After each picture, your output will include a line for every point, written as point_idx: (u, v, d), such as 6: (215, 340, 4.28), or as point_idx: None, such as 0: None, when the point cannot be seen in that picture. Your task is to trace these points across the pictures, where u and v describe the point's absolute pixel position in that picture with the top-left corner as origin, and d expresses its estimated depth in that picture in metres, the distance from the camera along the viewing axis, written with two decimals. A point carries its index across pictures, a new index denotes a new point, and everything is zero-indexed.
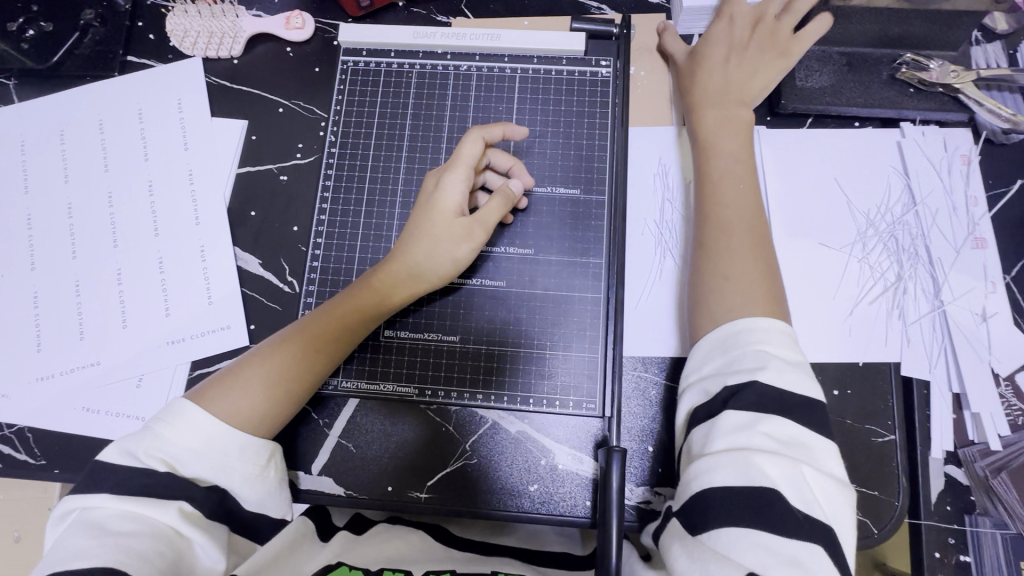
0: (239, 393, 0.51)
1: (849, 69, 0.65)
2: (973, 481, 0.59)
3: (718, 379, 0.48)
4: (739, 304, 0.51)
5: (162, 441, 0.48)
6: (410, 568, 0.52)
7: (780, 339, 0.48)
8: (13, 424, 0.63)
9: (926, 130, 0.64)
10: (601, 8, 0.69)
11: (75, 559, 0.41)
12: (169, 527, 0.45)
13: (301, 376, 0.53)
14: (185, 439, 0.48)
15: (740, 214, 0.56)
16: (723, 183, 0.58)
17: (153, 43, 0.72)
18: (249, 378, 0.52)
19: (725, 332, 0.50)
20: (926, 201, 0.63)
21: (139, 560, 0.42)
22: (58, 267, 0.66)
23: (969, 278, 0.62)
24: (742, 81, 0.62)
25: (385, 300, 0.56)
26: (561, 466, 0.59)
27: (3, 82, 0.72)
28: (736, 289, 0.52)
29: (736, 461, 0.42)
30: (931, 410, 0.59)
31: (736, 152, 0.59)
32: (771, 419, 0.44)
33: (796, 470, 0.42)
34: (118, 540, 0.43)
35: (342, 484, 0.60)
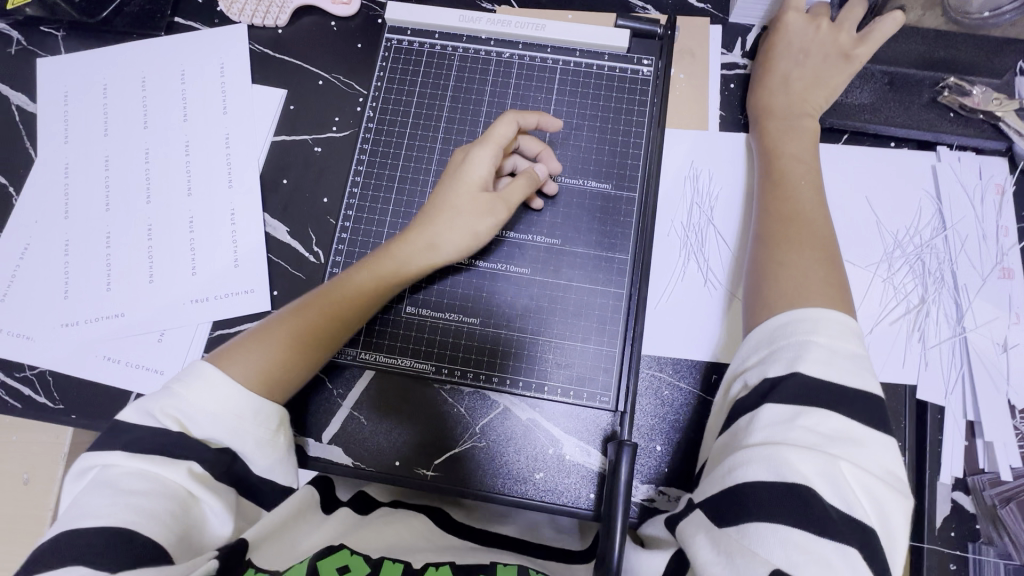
0: (251, 359, 0.52)
1: (890, 89, 0.65)
2: (980, 509, 0.58)
3: (762, 370, 0.48)
4: (804, 297, 0.50)
5: (179, 402, 0.48)
6: (409, 559, 0.49)
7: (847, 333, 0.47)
8: (35, 366, 0.64)
9: (962, 156, 0.64)
10: (646, 7, 0.70)
11: (91, 516, 0.42)
12: (182, 489, 0.46)
13: (310, 344, 0.54)
14: (203, 411, 0.48)
15: (817, 220, 0.56)
16: (796, 185, 0.58)
17: (201, 6, 0.73)
18: (262, 345, 0.53)
19: (781, 322, 0.49)
20: (956, 227, 0.63)
21: (151, 521, 0.42)
22: (91, 218, 0.68)
23: (993, 307, 0.61)
24: (805, 88, 0.62)
25: (401, 274, 0.56)
26: (568, 456, 0.59)
27: (53, 33, 0.74)
28: (802, 283, 0.52)
29: (767, 452, 0.42)
30: (943, 435, 0.59)
31: (801, 156, 0.60)
32: (808, 412, 0.44)
33: (834, 466, 0.41)
34: (132, 499, 0.43)
35: (349, 455, 0.61)
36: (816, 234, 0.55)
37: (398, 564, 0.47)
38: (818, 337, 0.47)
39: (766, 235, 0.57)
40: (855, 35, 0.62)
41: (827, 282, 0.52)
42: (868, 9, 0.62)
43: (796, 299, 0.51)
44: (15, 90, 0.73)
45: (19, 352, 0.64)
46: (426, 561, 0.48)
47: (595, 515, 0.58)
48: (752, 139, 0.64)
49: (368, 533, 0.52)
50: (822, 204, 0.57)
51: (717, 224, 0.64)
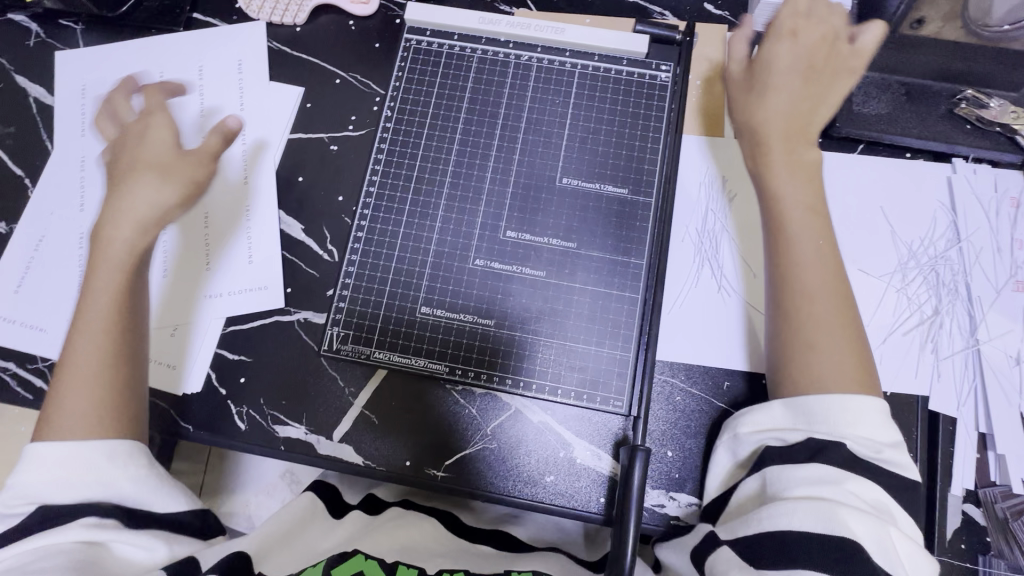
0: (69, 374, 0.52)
1: (907, 100, 0.65)
2: (990, 521, 0.58)
3: (792, 435, 0.49)
4: (828, 378, 0.49)
5: (29, 479, 0.49)
6: (423, 566, 0.52)
7: (875, 417, 0.48)
8: (48, 358, 0.64)
9: (977, 169, 0.64)
10: (664, 13, 0.70)
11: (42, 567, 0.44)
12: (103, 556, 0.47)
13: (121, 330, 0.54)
14: (46, 472, 0.48)
15: (815, 280, 0.52)
16: (803, 235, 0.53)
17: (219, 3, 0.74)
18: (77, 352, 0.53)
19: (802, 404, 0.49)
20: (971, 239, 0.63)
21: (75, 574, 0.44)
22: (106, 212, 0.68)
23: (1007, 320, 0.61)
24: (811, 110, 0.57)
25: (142, 228, 0.58)
26: (579, 460, 0.59)
27: (71, 26, 0.74)
28: (826, 360, 0.50)
29: (820, 507, 0.44)
30: (955, 447, 0.59)
31: (800, 209, 0.54)
32: (855, 478, 0.45)
33: (882, 528, 0.43)
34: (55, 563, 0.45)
35: (361, 454, 0.60)
36: (834, 293, 0.52)
37: (412, 570, 0.51)
38: (840, 418, 0.47)
39: (775, 298, 0.53)
40: (848, 41, 0.59)
41: (854, 357, 0.50)
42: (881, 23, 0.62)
43: (836, 379, 0.49)
44: (33, 83, 0.73)
45: (33, 343, 0.64)
46: (441, 567, 0.52)
47: (606, 519, 0.58)
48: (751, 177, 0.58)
49: (380, 536, 0.55)
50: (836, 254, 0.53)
51: (732, 232, 0.64)
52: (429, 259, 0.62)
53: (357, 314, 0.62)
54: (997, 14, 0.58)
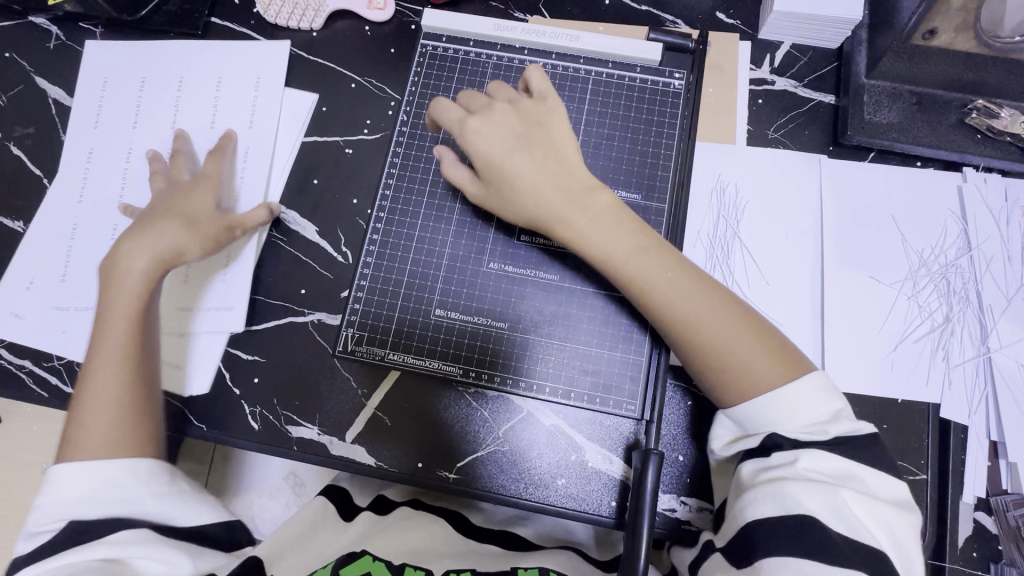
0: (91, 403, 0.54)
1: (918, 109, 0.66)
2: (1002, 529, 0.58)
3: (748, 442, 0.51)
4: (753, 379, 0.50)
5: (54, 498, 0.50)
6: (430, 566, 0.53)
7: (812, 396, 0.49)
8: (63, 356, 0.65)
9: (988, 178, 0.65)
10: (676, 22, 0.71)
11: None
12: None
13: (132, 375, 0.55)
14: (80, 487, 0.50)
15: (695, 305, 0.52)
16: (648, 280, 0.53)
17: (237, 8, 0.75)
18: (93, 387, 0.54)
19: (742, 418, 0.51)
20: (981, 247, 0.63)
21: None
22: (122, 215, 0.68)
23: (1018, 328, 0.61)
24: (554, 169, 0.56)
25: (157, 261, 0.58)
26: (591, 463, 0.60)
27: (91, 29, 0.75)
28: (748, 368, 0.51)
29: (772, 491, 0.46)
30: (965, 454, 0.59)
31: (622, 250, 0.54)
32: (807, 453, 0.47)
33: (837, 495, 0.44)
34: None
35: (373, 455, 0.61)
36: (699, 305, 0.52)
37: (420, 571, 0.52)
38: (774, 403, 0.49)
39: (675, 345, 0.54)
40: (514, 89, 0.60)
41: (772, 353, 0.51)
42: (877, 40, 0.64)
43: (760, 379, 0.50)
44: (53, 85, 0.74)
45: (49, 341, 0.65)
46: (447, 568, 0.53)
47: (617, 523, 0.58)
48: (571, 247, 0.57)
49: (380, 533, 0.57)
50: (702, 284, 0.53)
51: (742, 238, 0.65)
52: (444, 262, 0.63)
53: (371, 317, 0.62)
54: (1007, 26, 0.58)
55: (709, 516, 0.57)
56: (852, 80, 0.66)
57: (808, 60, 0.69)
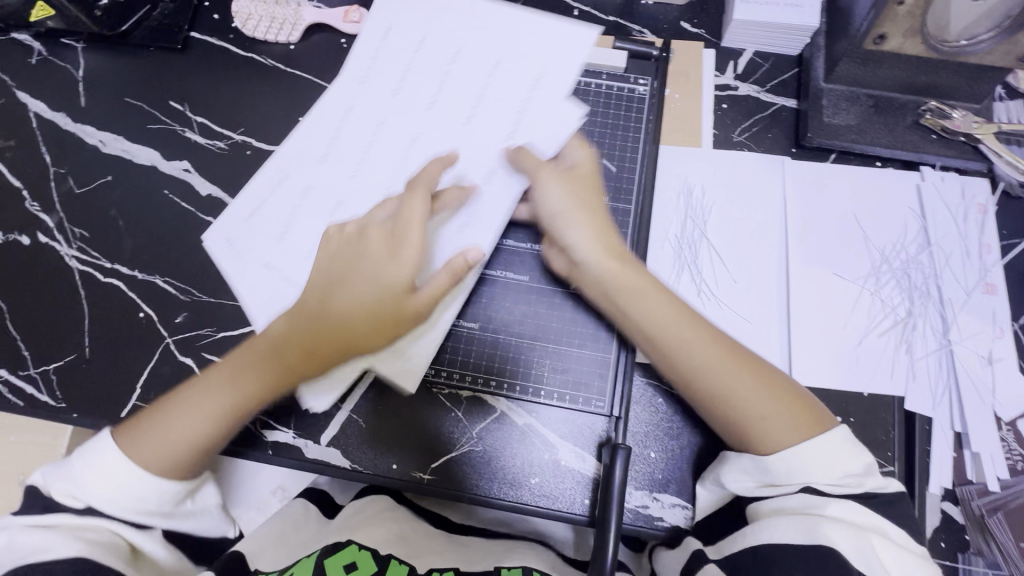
0: (165, 422, 0.55)
1: (875, 112, 0.68)
2: (968, 519, 0.59)
3: (767, 488, 0.52)
4: (772, 435, 0.52)
5: (76, 485, 0.54)
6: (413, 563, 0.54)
7: (831, 449, 0.51)
8: (40, 365, 0.66)
9: (945, 176, 0.67)
10: (642, 31, 0.74)
11: (41, 553, 0.50)
12: (128, 543, 0.54)
13: (222, 425, 0.56)
14: (98, 479, 0.54)
15: (700, 361, 0.54)
16: (678, 328, 0.56)
17: (217, 23, 0.77)
18: (179, 421, 0.55)
19: (771, 469, 0.52)
20: (940, 243, 0.65)
21: (97, 549, 0.51)
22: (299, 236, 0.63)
23: (978, 321, 0.63)
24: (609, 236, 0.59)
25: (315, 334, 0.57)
26: (564, 462, 0.60)
27: (72, 45, 0.77)
28: (769, 417, 0.53)
29: (801, 522, 0.48)
30: (931, 446, 0.60)
31: (661, 314, 0.56)
32: (809, 498, 0.50)
33: (826, 529, 0.47)
34: (65, 545, 0.51)
35: (347, 458, 0.61)
36: (710, 363, 0.54)
37: (402, 565, 0.54)
38: (798, 463, 0.51)
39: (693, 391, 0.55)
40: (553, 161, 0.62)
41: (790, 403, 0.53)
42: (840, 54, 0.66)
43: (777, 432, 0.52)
44: (33, 98, 0.75)
45: (29, 349, 0.66)
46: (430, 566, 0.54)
47: (590, 520, 0.58)
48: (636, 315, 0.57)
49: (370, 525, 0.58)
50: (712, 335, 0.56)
51: (710, 238, 0.66)
52: None
53: None
54: (955, 28, 0.60)
55: (680, 512, 0.58)
56: (810, 85, 0.69)
57: (770, 66, 0.72)
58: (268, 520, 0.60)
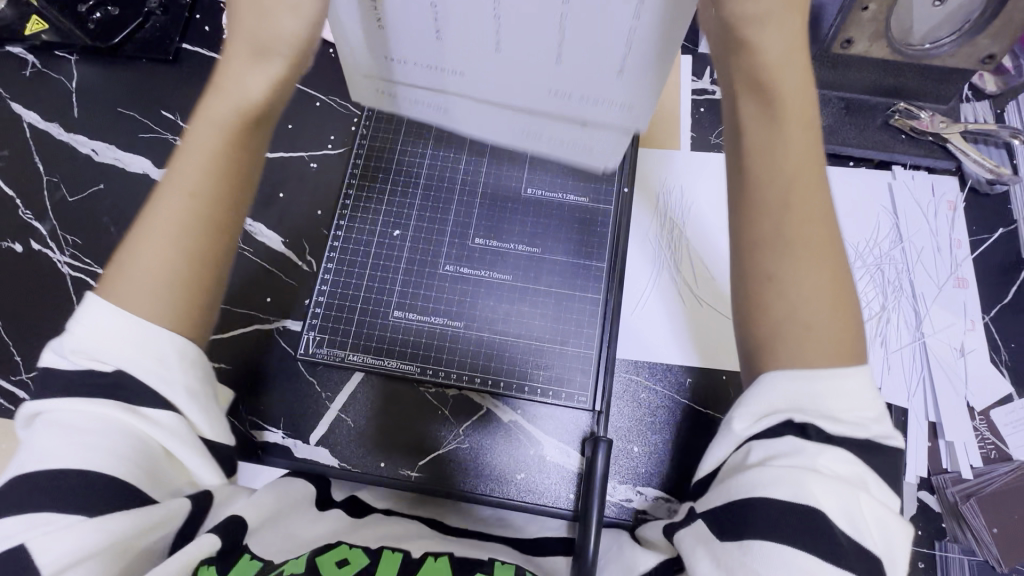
0: (146, 236, 0.46)
1: (847, 113, 0.70)
2: (944, 507, 0.59)
3: (775, 418, 0.43)
4: (812, 351, 0.43)
5: (85, 343, 0.43)
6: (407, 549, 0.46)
7: (853, 392, 0.43)
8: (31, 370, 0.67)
9: (915, 175, 0.69)
10: None
11: (50, 460, 0.39)
12: (160, 447, 0.42)
13: (211, 180, 0.47)
14: (103, 329, 0.43)
15: (779, 261, 0.45)
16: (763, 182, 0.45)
17: (208, 35, 0.79)
18: (199, 128, 0.47)
19: (805, 386, 0.42)
20: (912, 240, 0.67)
21: (116, 461, 0.40)
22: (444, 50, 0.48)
23: (949, 314, 0.65)
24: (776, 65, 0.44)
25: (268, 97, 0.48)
26: (548, 457, 0.61)
27: (66, 57, 0.78)
28: (814, 345, 0.43)
29: (793, 474, 0.39)
30: (907, 436, 0.61)
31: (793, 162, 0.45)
32: (826, 451, 0.40)
33: (853, 495, 0.39)
34: (93, 440, 0.40)
35: (336, 457, 0.62)
36: (808, 248, 0.44)
37: (397, 553, 0.44)
38: (819, 388, 0.42)
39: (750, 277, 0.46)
40: None
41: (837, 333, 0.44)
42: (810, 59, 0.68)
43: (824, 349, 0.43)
44: (27, 109, 0.77)
45: (20, 356, 0.67)
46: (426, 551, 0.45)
47: (575, 514, 0.59)
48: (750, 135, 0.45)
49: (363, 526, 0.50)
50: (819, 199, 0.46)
51: (690, 237, 0.68)
52: (403, 266, 0.66)
53: (333, 320, 0.64)
54: (919, 34, 0.63)
55: (663, 504, 0.59)
56: None
57: None
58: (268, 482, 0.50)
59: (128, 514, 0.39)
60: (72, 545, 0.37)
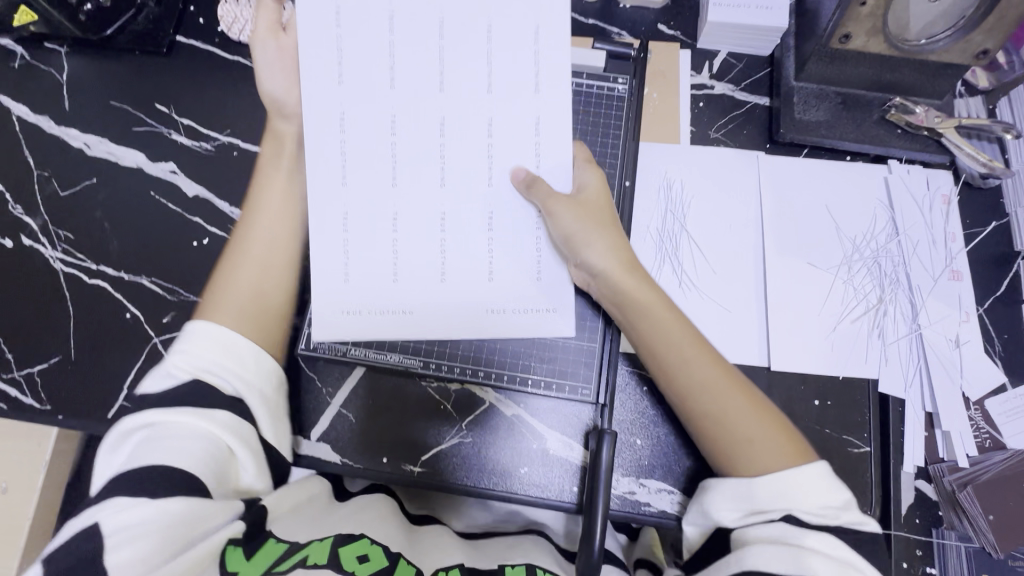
0: (234, 286, 0.57)
1: (844, 108, 0.71)
2: (941, 496, 0.61)
3: (763, 519, 0.49)
4: (764, 458, 0.51)
5: (182, 362, 0.51)
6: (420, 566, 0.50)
7: (818, 481, 0.50)
8: (25, 368, 0.65)
9: (910, 169, 0.70)
10: (621, 34, 0.76)
11: (137, 460, 0.45)
12: (225, 447, 0.49)
13: (270, 247, 0.59)
14: (206, 348, 0.52)
15: (705, 397, 0.54)
16: (673, 359, 0.56)
17: (202, 27, 0.77)
18: (262, 200, 0.60)
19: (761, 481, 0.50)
20: (908, 233, 0.68)
21: (192, 458, 0.46)
22: (476, 271, 0.59)
23: (945, 306, 0.66)
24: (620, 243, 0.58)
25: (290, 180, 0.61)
26: (552, 450, 0.61)
27: (56, 49, 0.77)
28: (761, 447, 0.52)
29: (789, 551, 0.45)
30: (904, 426, 0.62)
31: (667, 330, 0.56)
32: (819, 534, 0.47)
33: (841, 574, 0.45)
34: (174, 444, 0.46)
35: (338, 452, 0.62)
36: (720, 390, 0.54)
37: (411, 567, 0.48)
38: (787, 485, 0.49)
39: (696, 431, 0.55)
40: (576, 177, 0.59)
41: (779, 431, 0.53)
42: (810, 54, 0.69)
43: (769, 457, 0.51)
44: (15, 102, 0.75)
45: (14, 353, 0.66)
46: (435, 567, 0.50)
47: (578, 507, 0.60)
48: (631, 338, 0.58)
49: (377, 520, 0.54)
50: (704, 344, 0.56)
51: (690, 231, 0.69)
52: None
53: None
54: (915, 29, 0.63)
55: (666, 496, 0.59)
56: (782, 83, 0.72)
57: (743, 66, 0.75)
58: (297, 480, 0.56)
59: (195, 501, 0.44)
60: (140, 524, 0.42)
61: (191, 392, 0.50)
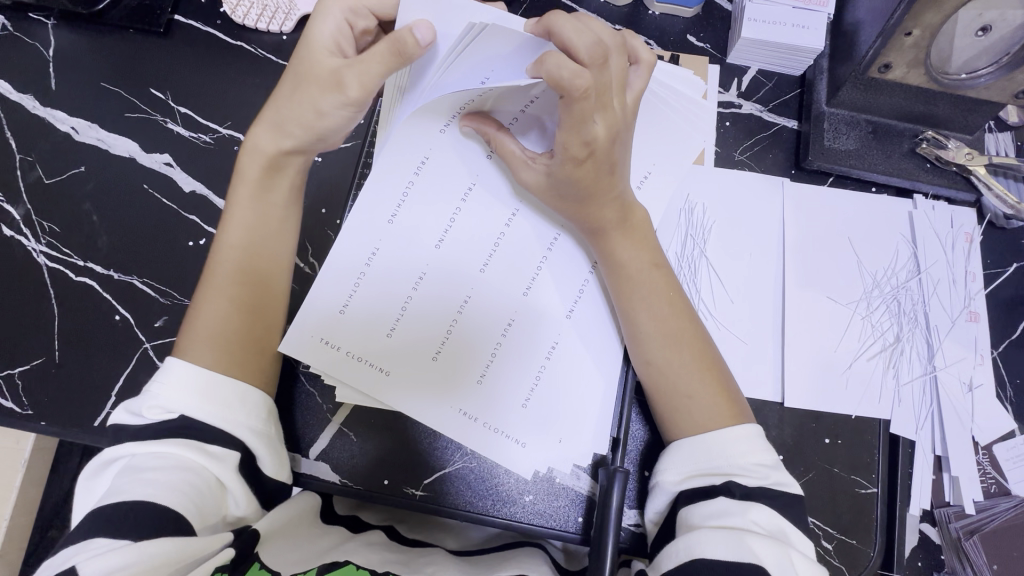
0: (214, 313, 0.53)
1: (874, 137, 0.69)
2: (945, 539, 0.64)
3: (704, 479, 0.50)
4: (699, 416, 0.52)
5: (160, 398, 0.49)
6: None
7: (748, 443, 0.51)
8: (4, 372, 0.61)
9: (935, 205, 0.68)
10: (649, 42, 0.72)
11: (115, 494, 0.43)
12: (214, 479, 0.47)
13: (256, 258, 0.56)
14: (185, 388, 0.49)
15: (669, 347, 0.54)
16: (639, 293, 0.54)
17: (203, 6, 0.72)
18: (236, 193, 0.57)
19: (698, 441, 0.51)
20: (929, 271, 0.67)
21: (170, 491, 0.44)
22: (507, 311, 0.55)
23: (961, 349, 0.65)
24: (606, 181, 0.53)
25: (270, 176, 0.57)
26: (559, 479, 0.60)
27: (41, 21, 0.71)
28: (696, 409, 0.52)
29: (730, 536, 0.45)
30: (914, 468, 0.63)
31: (635, 266, 0.55)
32: (756, 506, 0.47)
33: (786, 554, 0.44)
34: (155, 477, 0.44)
35: (338, 472, 0.59)
36: (685, 349, 0.54)
37: None
38: (725, 451, 0.50)
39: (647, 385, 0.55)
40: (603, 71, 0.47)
41: (721, 401, 0.53)
42: (846, 78, 0.66)
43: (704, 416, 0.52)
44: None
45: None
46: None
47: (583, 539, 0.58)
48: (602, 267, 0.55)
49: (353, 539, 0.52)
50: (671, 293, 0.55)
51: (709, 257, 0.67)
52: None
53: None
54: (957, 62, 0.61)
55: None
56: (813, 107, 0.69)
57: (773, 85, 0.72)
58: (295, 498, 0.55)
59: (174, 539, 0.42)
60: (119, 567, 0.40)
61: (176, 426, 0.47)
